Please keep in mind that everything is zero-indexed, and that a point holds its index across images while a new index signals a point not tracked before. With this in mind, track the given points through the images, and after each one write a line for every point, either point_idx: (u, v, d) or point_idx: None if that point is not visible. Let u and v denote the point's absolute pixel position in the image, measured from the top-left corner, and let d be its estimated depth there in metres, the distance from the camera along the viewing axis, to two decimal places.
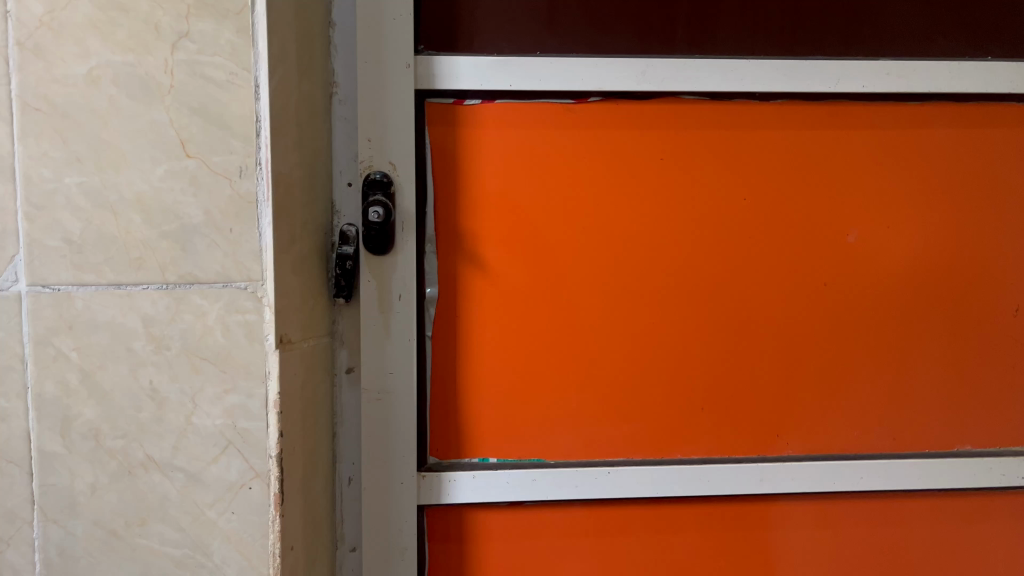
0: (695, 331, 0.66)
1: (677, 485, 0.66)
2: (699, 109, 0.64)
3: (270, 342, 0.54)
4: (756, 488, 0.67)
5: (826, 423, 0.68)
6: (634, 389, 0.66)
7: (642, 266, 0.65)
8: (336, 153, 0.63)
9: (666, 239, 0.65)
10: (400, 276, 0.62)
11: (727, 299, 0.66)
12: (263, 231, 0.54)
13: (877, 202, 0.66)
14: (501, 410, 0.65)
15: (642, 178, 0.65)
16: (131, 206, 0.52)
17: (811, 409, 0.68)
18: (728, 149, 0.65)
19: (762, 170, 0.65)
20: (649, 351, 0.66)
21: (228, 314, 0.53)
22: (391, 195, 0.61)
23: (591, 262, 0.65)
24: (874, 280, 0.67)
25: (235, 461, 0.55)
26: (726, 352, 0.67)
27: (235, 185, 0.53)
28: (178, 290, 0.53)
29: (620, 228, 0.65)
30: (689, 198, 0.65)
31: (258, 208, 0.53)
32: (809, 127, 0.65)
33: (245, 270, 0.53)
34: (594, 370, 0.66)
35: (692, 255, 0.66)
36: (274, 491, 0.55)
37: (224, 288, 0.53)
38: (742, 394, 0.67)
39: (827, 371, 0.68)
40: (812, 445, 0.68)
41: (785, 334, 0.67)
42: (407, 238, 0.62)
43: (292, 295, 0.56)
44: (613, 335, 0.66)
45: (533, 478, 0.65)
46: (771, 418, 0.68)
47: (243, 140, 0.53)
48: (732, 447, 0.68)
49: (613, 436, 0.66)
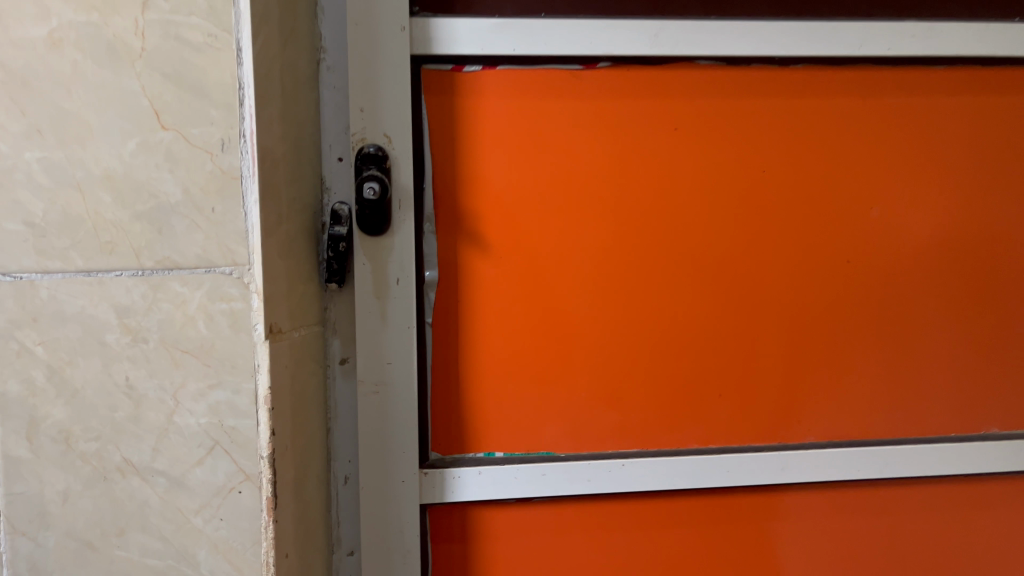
0: (711, 315, 0.62)
1: (695, 477, 0.62)
2: (714, 75, 0.60)
3: (259, 332, 0.49)
4: (778, 477, 0.63)
5: (848, 408, 0.65)
6: (647, 376, 0.62)
7: (655, 246, 0.61)
8: (326, 126, 0.58)
9: (679, 216, 0.61)
10: (399, 258, 0.57)
11: (743, 279, 0.62)
12: (248, 210, 0.49)
13: (900, 175, 0.63)
14: (506, 401, 0.61)
15: (653, 150, 0.60)
16: (100, 184, 0.47)
17: (832, 394, 0.64)
18: (744, 117, 0.61)
19: (780, 141, 0.61)
20: (662, 337, 0.62)
21: (211, 302, 0.49)
22: (387, 169, 0.56)
23: (600, 242, 0.61)
24: (898, 257, 0.63)
25: (222, 463, 0.50)
26: (743, 336, 0.63)
27: (217, 159, 0.48)
28: (154, 276, 0.48)
29: (631, 205, 0.61)
30: (703, 172, 0.61)
31: (243, 183, 0.48)
32: (830, 94, 0.61)
33: (229, 252, 0.49)
34: (605, 357, 0.62)
35: (706, 234, 0.61)
36: (267, 496, 0.50)
37: (206, 273, 0.49)
38: (761, 381, 0.63)
39: (848, 354, 0.64)
40: (834, 431, 0.65)
41: (805, 315, 0.63)
42: (405, 216, 0.57)
43: (279, 281, 0.52)
44: (624, 319, 0.61)
45: (543, 472, 0.60)
46: (790, 404, 0.64)
47: (224, 110, 0.48)
48: (751, 437, 0.64)
49: (625, 427, 0.62)
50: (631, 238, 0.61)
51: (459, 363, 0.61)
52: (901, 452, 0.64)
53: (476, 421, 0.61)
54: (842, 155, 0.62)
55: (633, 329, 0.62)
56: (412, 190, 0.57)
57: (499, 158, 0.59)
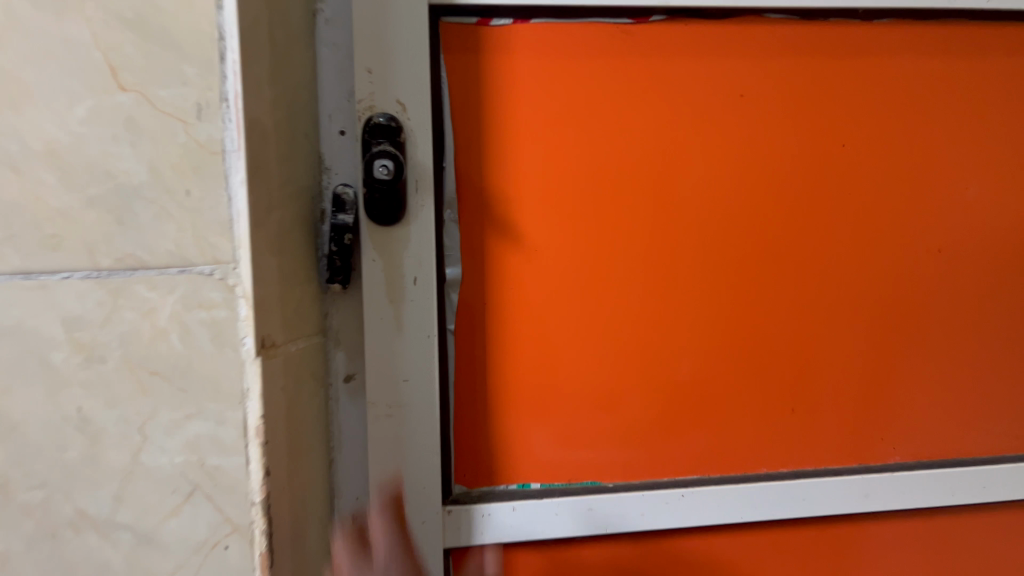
0: (784, 316, 0.53)
1: (768, 508, 0.53)
2: (789, 32, 0.50)
3: (249, 348, 0.37)
4: (860, 506, 0.54)
5: (934, 420, 0.56)
6: (709, 389, 0.53)
7: (721, 235, 0.52)
8: (324, 92, 0.47)
9: (748, 200, 0.52)
10: (416, 252, 0.47)
11: (822, 274, 0.53)
12: (235, 194, 0.36)
13: (999, 150, 0.54)
14: (542, 422, 0.51)
15: (718, 122, 0.51)
16: (40, 159, 0.34)
17: (919, 404, 0.56)
18: (825, 82, 0.51)
19: (866, 110, 0.52)
20: (726, 343, 0.53)
21: (187, 309, 0.36)
22: (401, 144, 0.46)
23: (657, 233, 0.51)
24: (993, 244, 0.55)
25: (205, 513, 0.37)
26: (820, 339, 0.54)
27: (192, 128, 0.35)
28: (112, 278, 0.35)
29: (692, 188, 0.51)
30: (772, 149, 0.52)
31: (226, 160, 0.36)
32: (923, 54, 0.52)
33: (211, 248, 0.36)
34: (663, 368, 0.52)
35: (776, 222, 0.52)
36: (262, 552, 0.38)
37: (181, 274, 0.36)
38: (841, 391, 0.54)
39: (937, 357, 0.55)
40: (919, 447, 0.56)
41: (890, 313, 0.54)
42: (425, 200, 0.47)
43: (270, 282, 0.41)
44: (684, 323, 0.52)
45: (589, 507, 0.51)
46: (872, 418, 0.55)
47: (201, 65, 0.35)
48: (826, 457, 0.55)
49: (685, 449, 0.53)
50: (692, 227, 0.51)
51: (486, 378, 0.51)
52: (988, 470, 0.56)
53: (506, 446, 0.51)
54: (932, 127, 0.53)
55: (693, 335, 0.52)
56: (431, 170, 0.47)
57: (532, 131, 0.49)
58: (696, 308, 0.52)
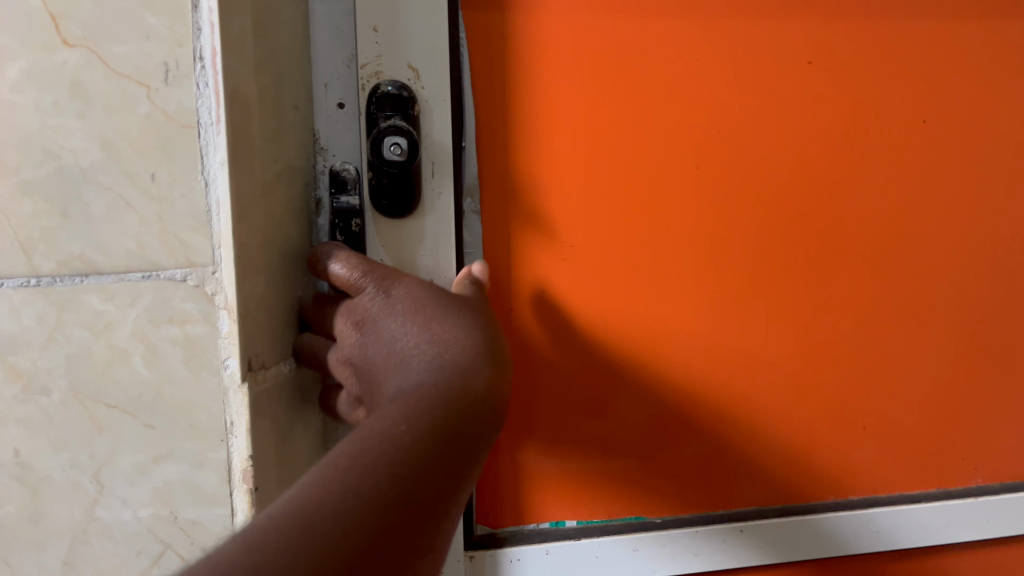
0: (858, 330, 0.49)
1: (827, 541, 0.51)
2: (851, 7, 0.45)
3: (231, 373, 0.31)
4: (923, 536, 0.52)
5: (1005, 429, 0.53)
6: (775, 410, 0.49)
7: (792, 244, 0.47)
8: (318, 55, 0.39)
9: (822, 204, 0.47)
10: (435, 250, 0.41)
11: (897, 283, 0.49)
12: (212, 178, 0.30)
13: None
14: (557, 437, 0.47)
15: (786, 116, 0.45)
16: None
17: (990, 414, 0.53)
18: (897, 64, 0.46)
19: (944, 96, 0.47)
20: (795, 362, 0.49)
21: (151, 327, 0.31)
22: (413, 118, 0.38)
23: (724, 243, 0.46)
24: None
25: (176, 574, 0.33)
26: (893, 354, 0.50)
27: (156, 95, 0.30)
28: (58, 288, 0.30)
29: (760, 192, 0.46)
30: (830, 141, 0.46)
31: (202, 135, 0.30)
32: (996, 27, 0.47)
33: (183, 248, 0.31)
34: (726, 391, 0.48)
35: (851, 227, 0.47)
36: None
37: (144, 281, 0.31)
38: (911, 407, 0.51)
39: (1013, 362, 0.52)
40: (987, 459, 0.54)
41: (967, 322, 0.50)
42: (443, 186, 0.40)
43: (260, 290, 0.33)
44: (753, 343, 0.48)
45: (634, 548, 0.48)
46: (941, 434, 0.52)
47: (168, 16, 0.29)
48: (891, 477, 0.52)
49: (743, 475, 0.50)
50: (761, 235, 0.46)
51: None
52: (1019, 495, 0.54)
53: (523, 468, 0.47)
54: (1000, 116, 0.48)
55: (761, 354, 0.48)
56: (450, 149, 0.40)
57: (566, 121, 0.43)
58: (751, 328, 0.48)
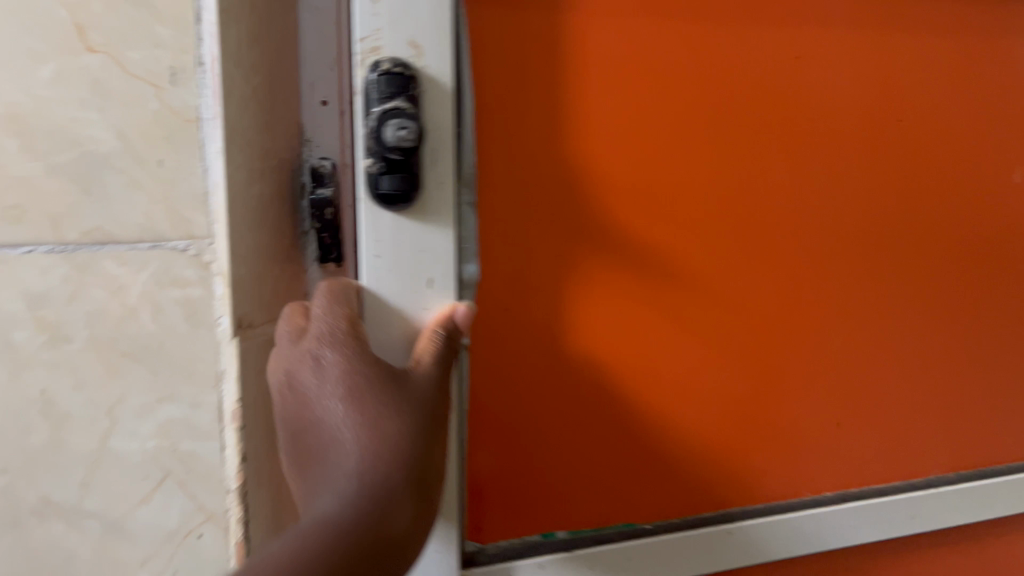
0: (793, 346, 0.57)
1: (796, 539, 0.58)
2: (767, 64, 0.52)
3: (224, 327, 0.38)
4: (875, 528, 0.61)
5: (920, 419, 0.63)
6: (732, 419, 0.57)
7: (740, 276, 0.55)
8: (304, 59, 0.45)
9: (763, 241, 0.55)
10: (425, 244, 0.43)
11: (825, 303, 0.57)
12: (209, 164, 0.37)
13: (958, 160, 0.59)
14: (518, 405, 0.51)
15: (727, 163, 0.53)
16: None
17: (907, 407, 0.62)
18: (806, 116, 0.54)
19: (846, 141, 0.56)
20: (746, 375, 0.56)
21: (158, 289, 0.37)
22: (414, 100, 0.41)
23: (687, 276, 0.53)
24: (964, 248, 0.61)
25: (176, 499, 0.39)
26: (823, 364, 0.58)
27: (165, 95, 0.36)
28: (80, 255, 0.36)
29: (715, 230, 0.53)
30: (762, 183, 0.54)
31: (201, 128, 0.37)
32: (880, 77, 0.56)
33: (185, 222, 0.37)
34: (694, 404, 0.55)
35: (783, 256, 0.55)
36: (235, 540, 0.39)
37: (152, 249, 0.37)
38: (841, 408, 0.60)
39: (922, 361, 0.62)
40: (908, 446, 0.63)
41: (880, 331, 0.60)
42: (435, 180, 0.43)
43: (251, 260, 0.39)
44: (711, 362, 0.55)
45: (627, 556, 0.53)
46: (869, 428, 0.61)
47: (174, 28, 0.36)
48: (833, 471, 0.61)
49: (711, 480, 0.57)
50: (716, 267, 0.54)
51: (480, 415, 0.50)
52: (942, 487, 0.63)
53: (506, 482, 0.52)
54: (888, 151, 0.57)
55: (717, 370, 0.55)
56: (450, 130, 0.43)
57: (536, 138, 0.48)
58: (709, 348, 0.55)
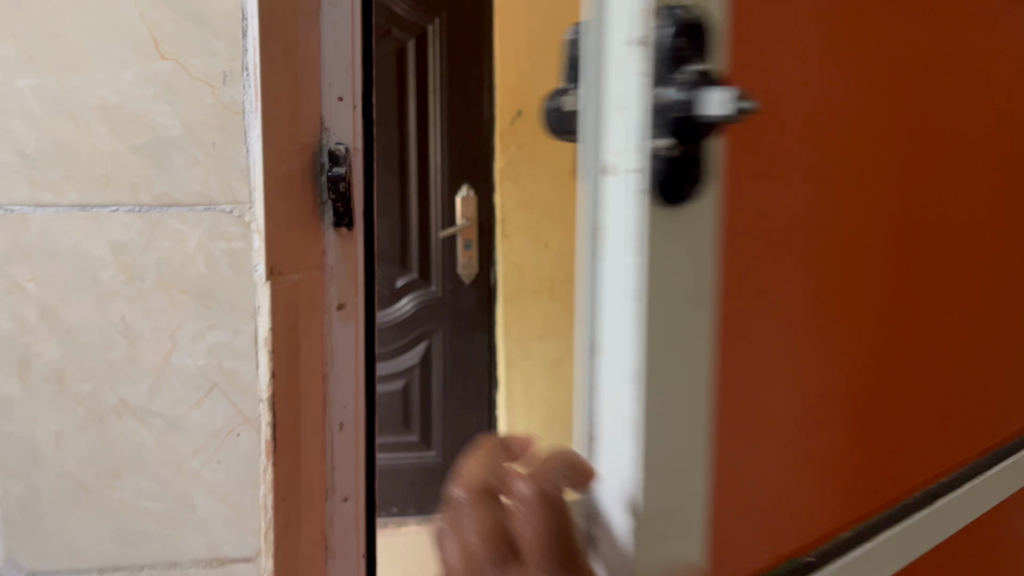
0: (900, 352, 0.51)
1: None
2: (887, 24, 0.45)
3: (259, 273, 0.49)
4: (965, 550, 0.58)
5: (968, 423, 0.61)
6: (862, 443, 0.48)
7: (867, 277, 0.47)
8: (324, 63, 0.56)
9: (881, 239, 0.47)
10: (694, 260, 0.30)
11: (918, 301, 0.52)
12: (251, 146, 0.48)
13: (986, 151, 0.59)
14: None
15: (859, 142, 0.44)
16: (95, 114, 0.47)
17: (960, 410, 0.60)
18: (909, 91, 0.48)
19: (927, 122, 0.51)
20: (872, 389, 0.48)
21: (210, 241, 0.49)
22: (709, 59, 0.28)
23: (833, 278, 0.43)
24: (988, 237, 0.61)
25: (221, 406, 0.50)
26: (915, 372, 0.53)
27: (218, 93, 0.47)
28: (152, 213, 0.48)
29: (853, 228, 0.45)
30: (876, 169, 0.46)
31: (245, 119, 0.48)
32: (949, 52, 0.52)
33: (231, 191, 0.48)
34: (835, 438, 0.45)
35: (894, 254, 0.49)
36: (265, 439, 0.50)
37: (205, 211, 0.48)
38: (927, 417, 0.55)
39: (967, 360, 0.60)
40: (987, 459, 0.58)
41: (948, 329, 0.57)
42: (711, 176, 0.30)
43: (281, 222, 0.51)
44: (850, 378, 0.46)
45: None
46: (942, 435, 0.57)
47: (227, 41, 0.47)
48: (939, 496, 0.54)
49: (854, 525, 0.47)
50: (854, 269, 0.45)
51: None
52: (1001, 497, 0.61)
53: None
54: (950, 134, 0.54)
55: (852, 392, 0.46)
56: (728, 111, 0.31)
57: (780, 156, 0.38)
58: (848, 368, 0.45)
